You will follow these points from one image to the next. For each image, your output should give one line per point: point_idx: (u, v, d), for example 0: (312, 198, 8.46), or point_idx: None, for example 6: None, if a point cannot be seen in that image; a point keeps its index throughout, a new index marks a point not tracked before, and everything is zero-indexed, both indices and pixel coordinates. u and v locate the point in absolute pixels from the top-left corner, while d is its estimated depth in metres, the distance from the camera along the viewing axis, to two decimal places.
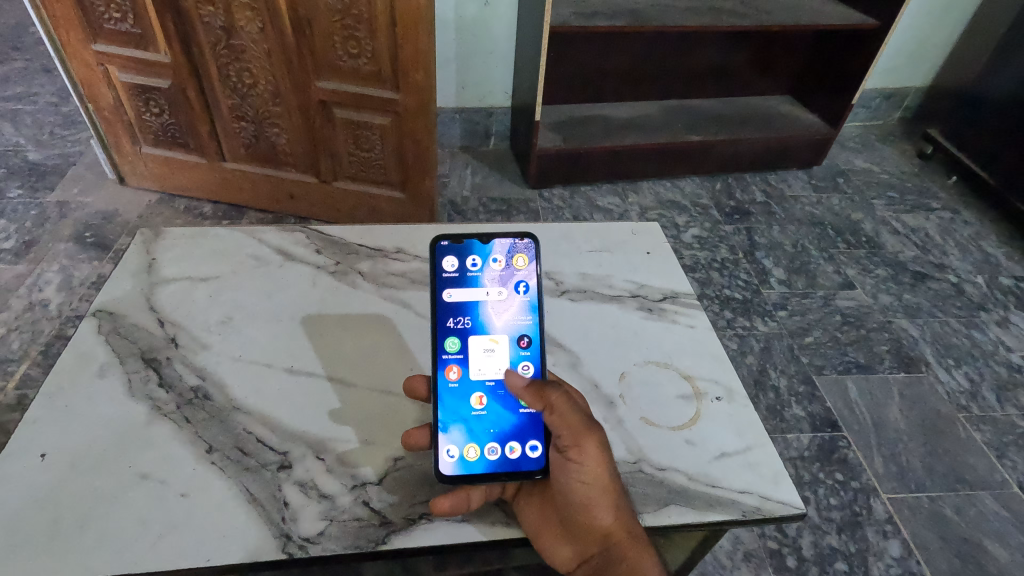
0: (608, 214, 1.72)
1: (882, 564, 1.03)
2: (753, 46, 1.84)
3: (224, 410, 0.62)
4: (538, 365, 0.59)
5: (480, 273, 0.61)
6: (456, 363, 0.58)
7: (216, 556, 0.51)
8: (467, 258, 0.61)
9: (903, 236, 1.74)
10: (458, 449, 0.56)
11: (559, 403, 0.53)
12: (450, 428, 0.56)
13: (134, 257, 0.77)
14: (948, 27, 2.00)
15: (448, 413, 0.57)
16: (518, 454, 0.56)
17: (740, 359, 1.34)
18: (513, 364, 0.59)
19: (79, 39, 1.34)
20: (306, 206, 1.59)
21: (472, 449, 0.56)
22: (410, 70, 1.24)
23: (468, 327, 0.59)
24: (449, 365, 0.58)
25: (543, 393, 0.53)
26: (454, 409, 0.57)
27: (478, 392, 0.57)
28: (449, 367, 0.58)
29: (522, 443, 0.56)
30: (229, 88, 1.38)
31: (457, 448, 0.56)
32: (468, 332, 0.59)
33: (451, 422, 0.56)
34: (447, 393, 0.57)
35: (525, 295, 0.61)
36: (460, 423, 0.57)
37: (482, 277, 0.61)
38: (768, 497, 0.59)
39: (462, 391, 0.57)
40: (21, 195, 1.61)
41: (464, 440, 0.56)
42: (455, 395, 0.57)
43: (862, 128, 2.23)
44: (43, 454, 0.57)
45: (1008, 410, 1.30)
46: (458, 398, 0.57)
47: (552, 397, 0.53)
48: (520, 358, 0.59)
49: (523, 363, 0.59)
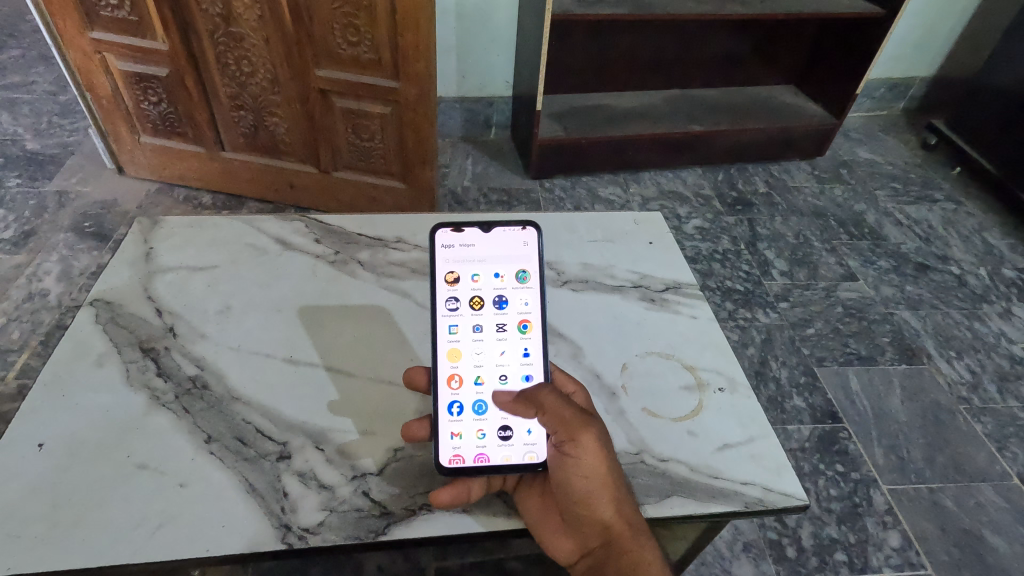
0: (609, 205, 1.71)
1: (882, 554, 1.03)
2: (757, 35, 1.82)
3: (224, 400, 0.61)
4: (537, 354, 0.58)
5: (480, 256, 0.60)
6: (455, 313, 0.59)
7: (216, 547, 0.51)
8: (467, 245, 0.60)
9: (905, 228, 1.73)
10: (457, 435, 0.56)
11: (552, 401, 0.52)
12: (452, 370, 0.57)
13: (132, 245, 0.77)
14: (954, 17, 1.98)
15: (450, 357, 0.58)
16: (513, 443, 0.56)
17: (741, 351, 1.33)
18: (513, 350, 0.58)
19: (75, 26, 1.32)
20: (306, 196, 1.58)
21: (472, 395, 0.57)
22: (410, 59, 1.23)
23: (466, 277, 0.59)
24: (448, 314, 0.58)
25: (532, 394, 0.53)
26: (454, 354, 0.58)
27: (477, 341, 0.58)
28: (448, 316, 0.58)
29: (518, 426, 0.56)
30: (228, 77, 1.36)
31: (459, 391, 0.57)
32: (467, 282, 0.59)
33: (454, 366, 0.57)
34: (446, 339, 0.58)
35: (526, 281, 0.60)
36: (461, 366, 0.57)
37: (482, 261, 0.60)
38: (771, 489, 0.59)
39: (462, 337, 0.58)
40: (20, 185, 1.60)
41: (467, 384, 0.57)
42: (454, 341, 0.58)
43: (866, 119, 2.21)
44: (42, 443, 0.57)
45: (1009, 402, 1.29)
46: (459, 345, 0.58)
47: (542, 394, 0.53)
48: (520, 344, 0.58)
49: (522, 312, 0.59)
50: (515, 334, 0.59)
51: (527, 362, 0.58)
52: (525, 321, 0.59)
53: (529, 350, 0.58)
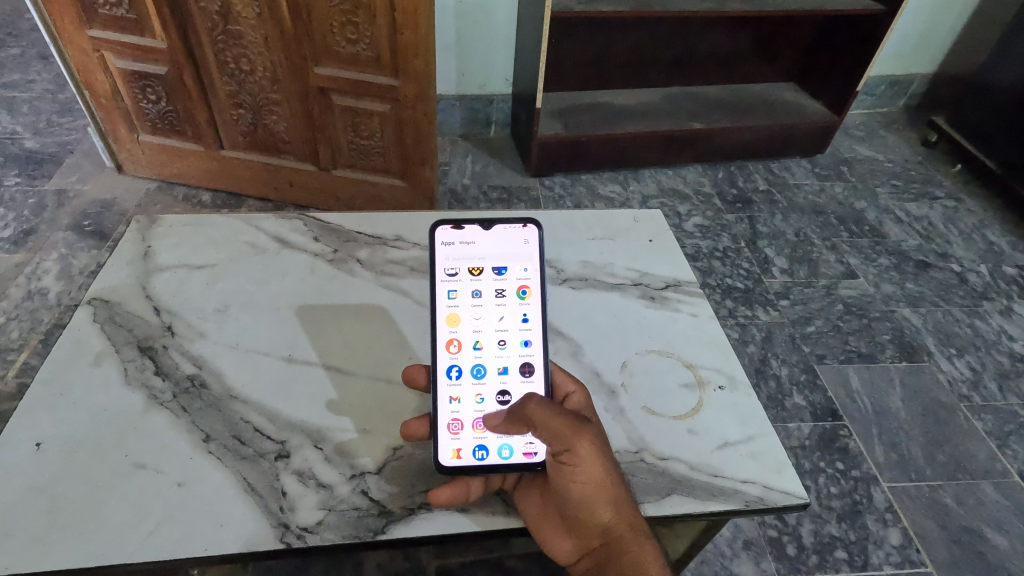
0: (609, 203, 1.71)
1: (882, 551, 1.03)
2: (758, 32, 1.81)
3: (222, 399, 0.61)
4: (536, 321, 0.59)
5: (480, 231, 0.60)
6: (455, 279, 0.59)
7: (215, 546, 0.51)
8: (467, 230, 0.60)
9: (906, 225, 1.73)
10: (456, 399, 0.56)
11: (543, 415, 0.50)
12: (451, 335, 0.58)
13: (129, 244, 0.77)
14: (955, 14, 1.97)
15: (449, 322, 0.58)
16: None
17: (741, 349, 1.33)
18: (512, 318, 0.59)
19: (74, 24, 1.32)
20: (305, 194, 1.57)
21: (471, 358, 0.58)
22: (410, 56, 1.22)
23: (466, 249, 0.60)
24: (447, 280, 0.59)
25: (521, 411, 0.51)
26: (454, 319, 0.58)
27: (476, 307, 0.59)
28: (447, 281, 0.59)
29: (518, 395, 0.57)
30: (226, 74, 1.36)
31: (458, 355, 0.57)
32: (466, 252, 0.60)
33: (453, 330, 0.58)
34: (446, 304, 0.58)
35: (526, 252, 0.60)
36: (460, 331, 0.58)
37: (482, 236, 0.60)
38: (771, 487, 0.59)
39: (462, 303, 0.59)
40: (19, 183, 1.60)
41: (466, 348, 0.58)
42: (454, 307, 0.59)
43: (867, 116, 2.21)
44: (38, 442, 0.56)
45: (1010, 399, 1.29)
46: (458, 310, 0.59)
47: (530, 409, 0.51)
48: (520, 312, 0.59)
49: (522, 278, 0.60)
50: (515, 300, 0.59)
51: (527, 328, 0.59)
52: (525, 287, 0.60)
53: (528, 316, 0.59)
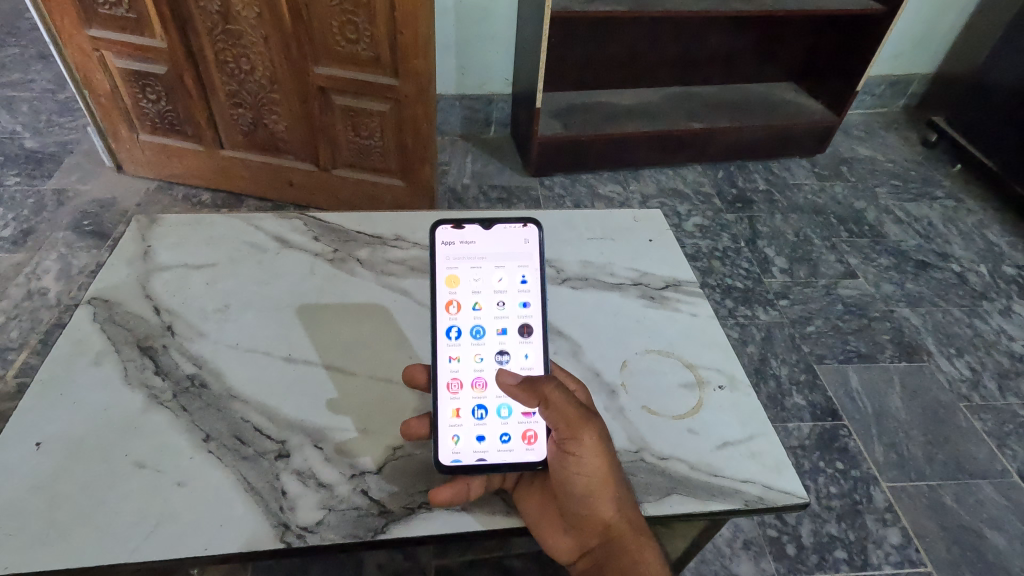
0: (609, 203, 1.71)
1: (881, 551, 1.03)
2: (758, 32, 1.81)
3: (222, 399, 0.61)
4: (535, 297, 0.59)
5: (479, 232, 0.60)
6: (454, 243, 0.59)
7: (215, 546, 0.51)
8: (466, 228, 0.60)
9: (905, 225, 1.73)
10: (455, 359, 0.57)
11: (556, 398, 0.51)
12: (451, 296, 0.58)
13: (129, 243, 0.76)
14: (954, 14, 1.97)
15: (449, 283, 0.59)
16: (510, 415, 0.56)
17: (741, 349, 1.33)
18: (511, 289, 0.59)
19: (74, 23, 1.31)
20: (306, 194, 1.57)
21: (470, 319, 0.58)
22: (410, 55, 1.22)
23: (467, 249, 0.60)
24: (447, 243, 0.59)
25: (537, 388, 0.52)
26: (453, 280, 0.59)
27: (476, 269, 0.59)
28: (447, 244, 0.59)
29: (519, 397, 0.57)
30: (226, 74, 1.36)
31: (457, 316, 0.58)
32: (467, 254, 0.59)
33: (452, 292, 0.59)
34: (445, 265, 0.59)
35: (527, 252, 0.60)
36: (459, 292, 0.59)
37: (481, 235, 0.60)
38: (771, 487, 0.59)
39: (461, 264, 0.59)
40: (19, 182, 1.60)
41: (466, 309, 0.58)
42: (453, 268, 0.59)
43: (867, 116, 2.21)
44: (39, 442, 0.56)
45: (1010, 399, 1.29)
46: (458, 271, 0.59)
47: (548, 390, 0.51)
48: (519, 285, 0.59)
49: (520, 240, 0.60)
50: (514, 262, 0.60)
51: (526, 289, 0.59)
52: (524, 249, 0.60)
53: (527, 277, 0.60)
